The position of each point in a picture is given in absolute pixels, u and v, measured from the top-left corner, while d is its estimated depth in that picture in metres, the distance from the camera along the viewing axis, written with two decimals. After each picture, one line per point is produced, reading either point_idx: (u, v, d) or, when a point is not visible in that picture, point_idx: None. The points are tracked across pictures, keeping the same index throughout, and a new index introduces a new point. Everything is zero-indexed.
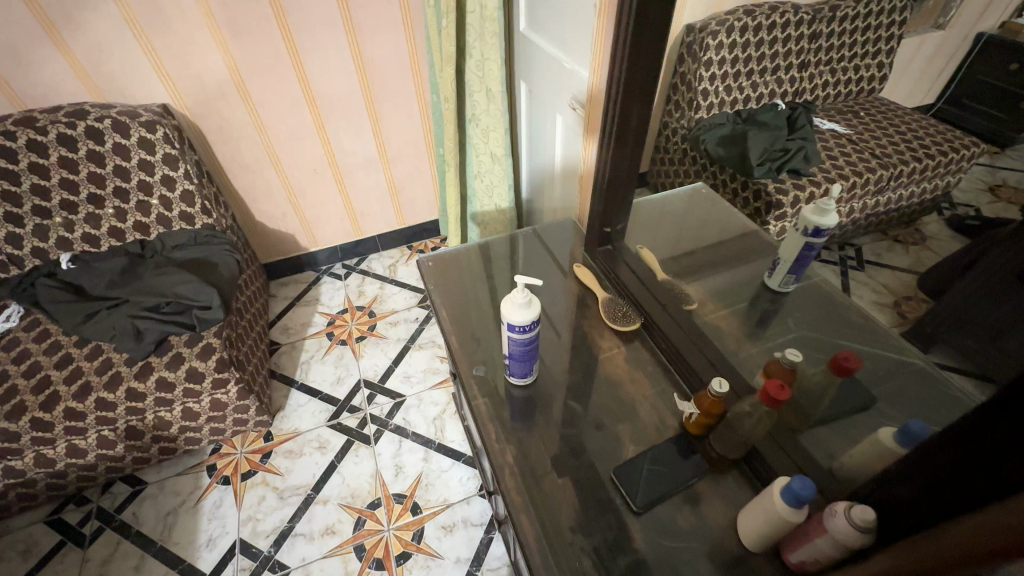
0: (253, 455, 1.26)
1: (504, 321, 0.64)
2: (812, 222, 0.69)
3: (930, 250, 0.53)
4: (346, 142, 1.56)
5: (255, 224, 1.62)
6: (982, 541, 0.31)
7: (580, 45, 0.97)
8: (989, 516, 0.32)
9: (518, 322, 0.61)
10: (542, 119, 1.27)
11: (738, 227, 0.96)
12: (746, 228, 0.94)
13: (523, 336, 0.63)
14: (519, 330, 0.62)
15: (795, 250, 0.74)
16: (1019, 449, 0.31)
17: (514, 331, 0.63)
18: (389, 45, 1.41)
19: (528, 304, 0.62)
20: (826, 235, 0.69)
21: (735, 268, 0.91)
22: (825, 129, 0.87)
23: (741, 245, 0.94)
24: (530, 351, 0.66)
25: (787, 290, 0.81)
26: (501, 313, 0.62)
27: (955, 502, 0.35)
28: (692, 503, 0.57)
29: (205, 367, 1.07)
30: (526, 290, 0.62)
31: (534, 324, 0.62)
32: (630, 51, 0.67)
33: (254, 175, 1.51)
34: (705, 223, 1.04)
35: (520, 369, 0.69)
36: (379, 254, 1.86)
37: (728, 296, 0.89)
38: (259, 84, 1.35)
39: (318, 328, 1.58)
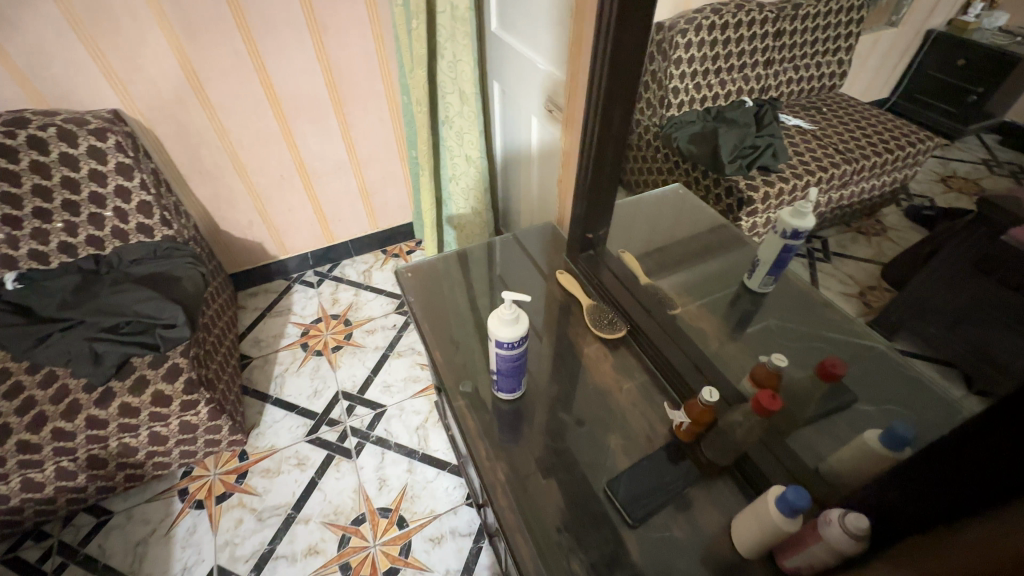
0: (227, 477, 1.21)
1: (491, 339, 0.62)
2: (790, 225, 0.70)
3: (890, 240, 0.56)
4: (314, 146, 1.50)
5: (219, 233, 1.55)
6: (980, 550, 0.31)
7: (555, 47, 0.95)
8: (983, 529, 0.32)
9: (506, 339, 0.60)
10: (518, 121, 1.25)
11: (710, 221, 1.02)
12: (717, 223, 1.00)
13: (512, 354, 0.62)
14: (509, 349, 0.61)
15: (774, 252, 0.75)
16: (1010, 452, 0.32)
17: (503, 350, 0.62)
18: (356, 45, 1.37)
19: (516, 320, 0.61)
20: (804, 238, 0.70)
21: (707, 262, 0.97)
22: (791, 125, 0.91)
23: (714, 238, 1.00)
24: (519, 367, 0.65)
25: (767, 291, 0.81)
26: (491, 333, 0.61)
27: (949, 506, 0.36)
28: (686, 512, 0.57)
29: (172, 390, 1.02)
30: (513, 306, 0.61)
31: (522, 340, 0.61)
32: (611, 58, 0.66)
33: (215, 182, 1.44)
34: (677, 221, 1.09)
35: (508, 385, 0.68)
36: (352, 260, 1.81)
37: (703, 288, 0.93)
38: (218, 86, 1.28)
39: (291, 339, 1.53)
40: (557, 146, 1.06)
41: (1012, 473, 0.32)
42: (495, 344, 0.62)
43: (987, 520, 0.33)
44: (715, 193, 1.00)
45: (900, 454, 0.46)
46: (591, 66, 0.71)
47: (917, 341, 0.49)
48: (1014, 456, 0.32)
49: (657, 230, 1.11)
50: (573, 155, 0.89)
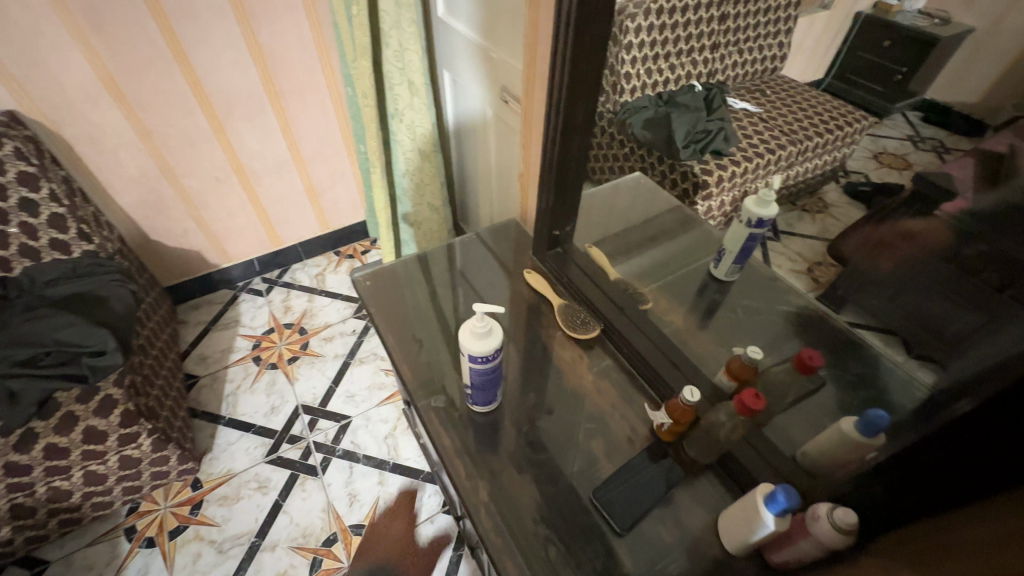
0: (180, 509, 1.12)
1: (463, 353, 0.59)
2: (755, 214, 0.77)
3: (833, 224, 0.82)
4: (252, 144, 1.39)
5: (150, 243, 1.41)
6: (965, 546, 0.32)
7: (509, 35, 0.90)
8: (971, 524, 0.33)
9: (479, 354, 0.57)
10: (472, 113, 1.20)
11: (665, 204, 1.16)
12: (671, 206, 1.15)
13: (488, 367, 0.60)
14: (483, 362, 0.58)
15: (740, 243, 0.84)
16: (988, 450, 0.32)
17: (477, 363, 0.59)
18: (290, 32, 1.26)
19: (490, 332, 0.58)
20: (767, 226, 0.77)
21: (677, 238, 1.06)
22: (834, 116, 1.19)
23: (672, 218, 1.13)
24: (495, 378, 0.62)
25: (733, 279, 0.90)
26: (465, 349, 0.58)
27: (927, 500, 0.36)
28: (673, 514, 0.56)
29: (107, 425, 0.93)
30: (485, 318, 0.59)
31: (496, 353, 0.58)
32: (573, 46, 0.62)
33: (143, 189, 1.31)
34: (633, 205, 1.12)
35: (485, 397, 0.65)
36: (303, 263, 1.71)
37: (671, 263, 0.97)
38: (137, 82, 1.15)
39: (242, 353, 1.43)
40: (517, 139, 1.02)
41: (991, 466, 0.32)
42: (469, 359, 0.59)
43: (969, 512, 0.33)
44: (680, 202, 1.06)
45: (875, 439, 0.48)
46: (551, 58, 0.67)
47: (869, 321, 0.65)
48: (988, 450, 0.33)
49: (616, 212, 1.09)
50: (536, 151, 0.85)
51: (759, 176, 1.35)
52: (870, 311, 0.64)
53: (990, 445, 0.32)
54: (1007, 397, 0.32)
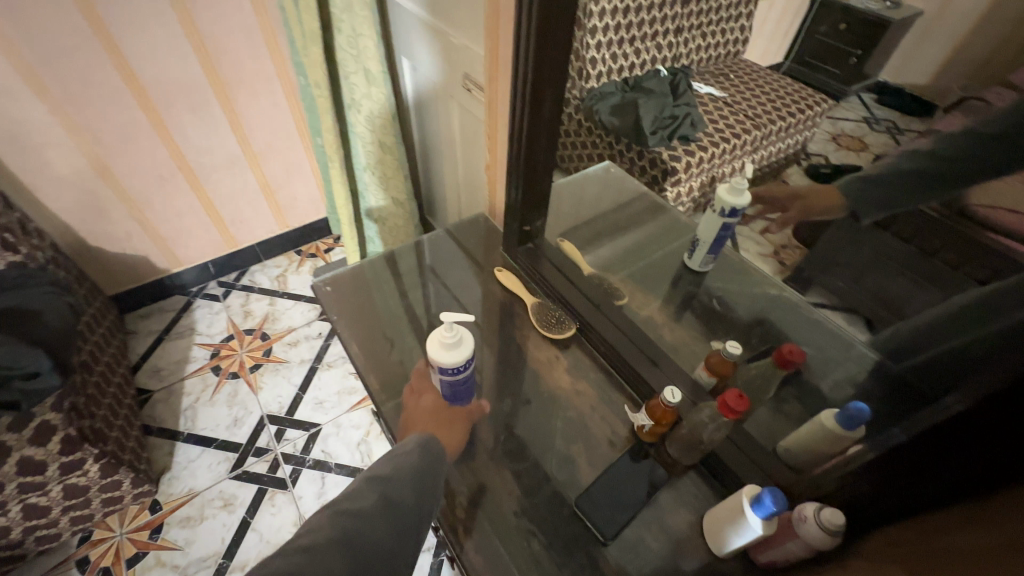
0: (138, 535, 1.04)
1: (432, 363, 0.58)
2: (728, 203, 0.77)
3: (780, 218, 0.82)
4: (198, 140, 1.29)
5: (89, 250, 1.30)
6: (938, 542, 0.31)
7: (466, 19, 0.85)
8: (943, 523, 0.32)
9: (450, 365, 0.56)
10: (435, 103, 1.15)
11: (633, 189, 1.14)
12: (639, 191, 1.14)
13: (457, 375, 0.58)
14: (453, 371, 0.57)
15: (713, 232, 0.84)
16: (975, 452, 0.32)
17: (447, 372, 0.57)
18: (232, 17, 1.17)
19: (460, 341, 0.56)
20: (740, 214, 0.77)
21: (644, 225, 1.05)
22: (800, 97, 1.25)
23: (640, 204, 1.12)
24: (467, 384, 0.61)
25: (706, 269, 0.92)
26: (434, 360, 0.56)
27: (915, 501, 0.36)
28: (658, 518, 0.55)
29: (47, 454, 0.85)
30: (455, 327, 0.57)
31: (467, 363, 0.57)
32: (538, 30, 0.58)
33: (77, 191, 1.20)
34: (600, 196, 1.09)
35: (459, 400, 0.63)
36: (263, 264, 1.62)
37: (635, 252, 0.98)
38: (60, 74, 1.04)
39: (199, 363, 1.34)
40: (482, 129, 0.97)
41: (982, 465, 0.31)
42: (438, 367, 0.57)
43: (952, 512, 0.32)
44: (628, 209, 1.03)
45: (856, 432, 0.48)
46: (515, 43, 0.63)
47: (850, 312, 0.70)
48: (979, 449, 0.32)
49: (584, 203, 1.06)
50: (503, 142, 0.81)
51: (724, 161, 1.36)
52: (844, 295, 0.71)
53: (984, 443, 0.32)
54: (1004, 398, 0.31)
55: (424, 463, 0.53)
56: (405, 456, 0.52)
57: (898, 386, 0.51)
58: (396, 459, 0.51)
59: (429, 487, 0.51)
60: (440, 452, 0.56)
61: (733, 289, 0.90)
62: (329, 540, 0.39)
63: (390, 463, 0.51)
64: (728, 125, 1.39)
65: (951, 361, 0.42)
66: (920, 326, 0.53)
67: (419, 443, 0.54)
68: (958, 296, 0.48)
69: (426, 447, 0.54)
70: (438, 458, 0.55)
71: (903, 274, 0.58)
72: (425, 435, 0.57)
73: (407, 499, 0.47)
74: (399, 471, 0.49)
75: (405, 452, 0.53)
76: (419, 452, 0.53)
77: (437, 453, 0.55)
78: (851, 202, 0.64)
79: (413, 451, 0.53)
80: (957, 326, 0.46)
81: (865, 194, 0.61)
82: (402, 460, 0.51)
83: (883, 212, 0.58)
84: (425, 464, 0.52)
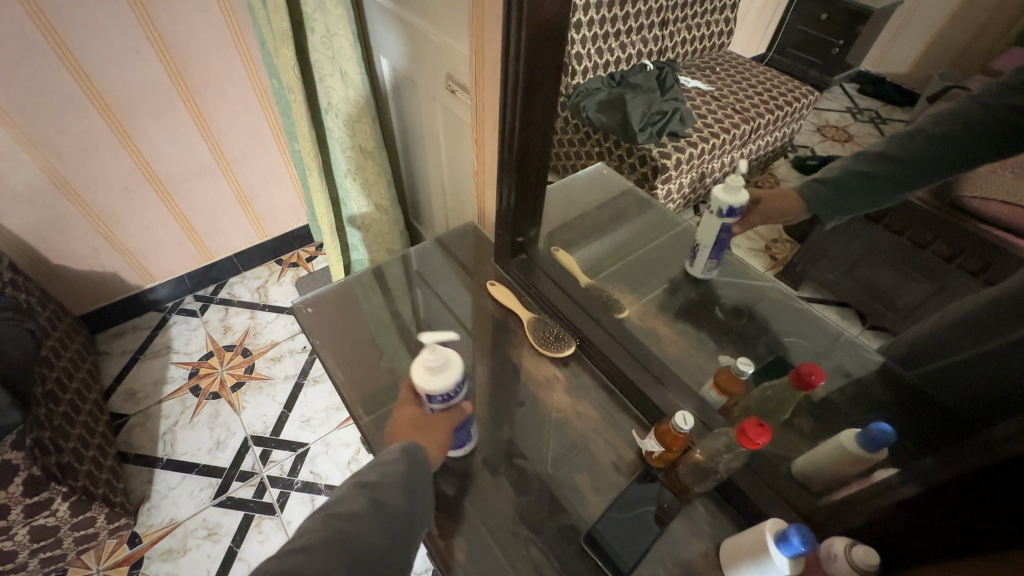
0: (117, 571, 0.99)
1: (420, 392, 0.54)
2: (725, 202, 0.77)
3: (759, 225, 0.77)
4: (165, 149, 1.22)
5: (52, 268, 1.23)
6: None
7: (448, 18, 0.80)
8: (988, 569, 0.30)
9: (438, 392, 0.52)
10: (417, 104, 1.09)
11: (620, 185, 1.12)
12: (626, 187, 1.12)
13: (451, 401, 0.55)
14: (445, 397, 0.53)
15: (713, 233, 0.83)
16: None
17: (441, 400, 0.54)
18: (197, 18, 1.09)
19: (446, 365, 0.53)
20: (737, 213, 0.77)
21: (632, 220, 1.04)
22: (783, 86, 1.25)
23: (627, 199, 1.10)
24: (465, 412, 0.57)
25: (709, 276, 0.89)
26: (423, 390, 0.53)
27: (958, 542, 0.34)
28: (671, 550, 0.51)
29: (9, 496, 0.79)
30: (441, 349, 0.53)
31: (457, 387, 0.54)
32: (528, 32, 0.54)
33: (36, 207, 1.12)
34: (585, 196, 1.05)
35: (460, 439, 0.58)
36: (242, 276, 1.55)
37: (626, 247, 0.97)
38: (10, 83, 0.97)
39: (177, 384, 1.28)
40: (468, 133, 0.93)
41: None
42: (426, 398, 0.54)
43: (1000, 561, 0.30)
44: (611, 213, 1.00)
45: (880, 456, 0.45)
46: (502, 46, 0.59)
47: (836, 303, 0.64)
48: None
49: (572, 205, 1.01)
50: (491, 149, 0.77)
51: (712, 158, 1.33)
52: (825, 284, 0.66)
53: None
54: None
55: (416, 468, 0.49)
56: (393, 462, 0.48)
57: (904, 393, 0.49)
58: (382, 467, 0.47)
59: (420, 494, 0.48)
60: (427, 459, 0.51)
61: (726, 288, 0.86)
62: (323, 543, 0.38)
63: (377, 471, 0.47)
64: (715, 121, 1.37)
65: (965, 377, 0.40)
66: (911, 331, 0.48)
67: (406, 449, 0.50)
68: (952, 303, 0.44)
69: (414, 452, 0.50)
70: (426, 464, 0.50)
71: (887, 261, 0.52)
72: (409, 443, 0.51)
73: (399, 505, 0.44)
74: (387, 481, 0.46)
75: (393, 459, 0.48)
76: (408, 459, 0.49)
77: (426, 464, 0.50)
78: (813, 205, 0.61)
79: (401, 457, 0.49)
80: None
81: (829, 194, 0.58)
82: (390, 465, 0.47)
83: (847, 213, 0.55)
84: (416, 470, 0.48)
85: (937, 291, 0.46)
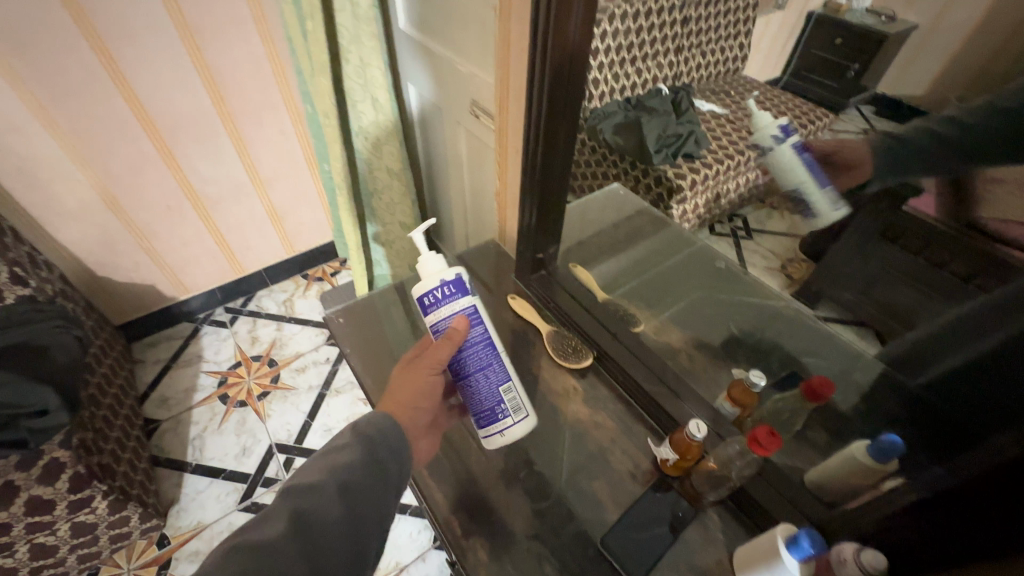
0: (146, 571, 1.03)
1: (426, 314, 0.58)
2: None
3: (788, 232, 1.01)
4: (205, 169, 1.30)
5: (97, 280, 1.30)
6: None
7: (474, 49, 0.86)
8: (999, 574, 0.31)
9: (435, 292, 0.56)
10: (441, 127, 1.15)
11: (634, 207, 1.15)
12: (640, 208, 1.15)
13: (443, 311, 0.56)
14: (432, 300, 0.56)
15: None
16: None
17: (432, 310, 0.56)
18: (240, 49, 1.18)
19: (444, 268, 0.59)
20: None
21: (647, 239, 1.08)
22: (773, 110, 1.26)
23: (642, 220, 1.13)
24: (470, 340, 0.56)
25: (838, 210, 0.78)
26: (420, 302, 0.58)
27: (976, 550, 0.34)
28: (686, 557, 0.53)
29: (54, 492, 0.84)
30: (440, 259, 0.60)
31: (458, 295, 0.56)
32: (553, 65, 0.59)
33: (86, 223, 1.20)
34: (602, 216, 1.07)
35: (493, 406, 0.56)
36: (270, 289, 1.62)
37: (641, 265, 1.01)
38: (71, 109, 1.05)
39: (207, 392, 1.33)
40: (491, 155, 0.98)
41: None
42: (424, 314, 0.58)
43: (1003, 566, 0.31)
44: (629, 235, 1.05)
45: (891, 466, 0.46)
46: (528, 77, 0.64)
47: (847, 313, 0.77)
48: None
49: (588, 224, 1.02)
50: (514, 170, 0.81)
51: (729, 177, 1.34)
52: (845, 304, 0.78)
53: None
54: None
55: (369, 458, 0.48)
56: (341, 451, 0.48)
57: (916, 408, 0.49)
58: (335, 456, 0.47)
59: (369, 488, 0.47)
60: (395, 429, 0.52)
61: (746, 307, 0.94)
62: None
63: (320, 467, 0.46)
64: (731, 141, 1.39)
65: (965, 388, 0.42)
66: (921, 331, 0.54)
67: (358, 429, 0.51)
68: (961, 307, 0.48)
69: (368, 431, 0.51)
70: (389, 444, 0.50)
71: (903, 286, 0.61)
72: (373, 416, 0.53)
73: (337, 512, 0.44)
74: (325, 479, 0.45)
75: (345, 447, 0.49)
76: (362, 446, 0.49)
77: (394, 433, 0.52)
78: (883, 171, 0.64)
79: (353, 447, 0.49)
80: (958, 351, 0.46)
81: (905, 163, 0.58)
82: (340, 457, 0.47)
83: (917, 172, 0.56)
84: (368, 463, 0.48)
85: (951, 304, 0.50)
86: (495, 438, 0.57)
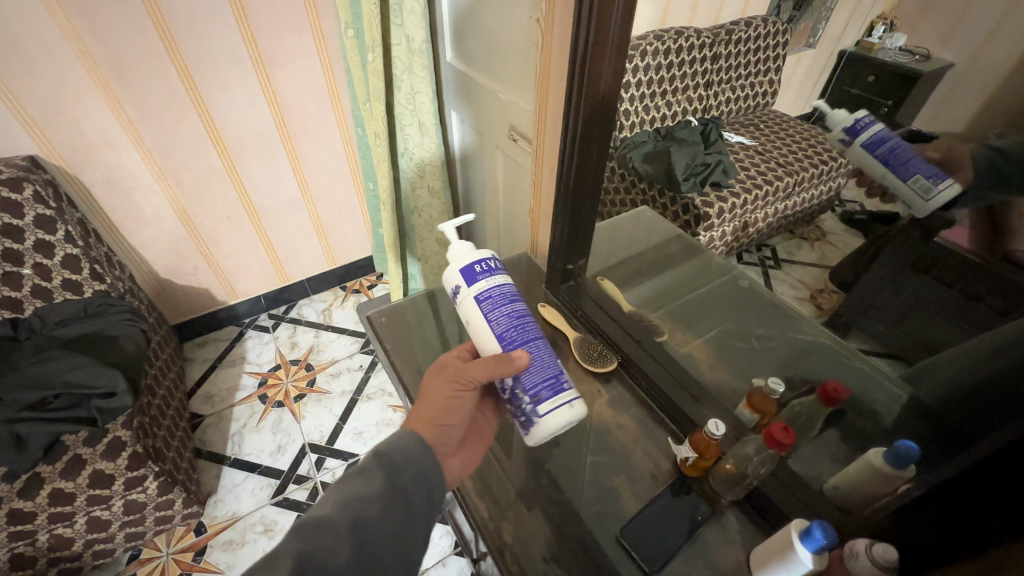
0: (182, 556, 1.08)
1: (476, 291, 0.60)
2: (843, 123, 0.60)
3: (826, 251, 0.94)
4: (264, 185, 1.42)
5: (159, 282, 1.42)
6: None
7: (514, 80, 0.94)
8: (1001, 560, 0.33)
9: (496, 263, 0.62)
10: (480, 152, 1.24)
11: (666, 233, 1.19)
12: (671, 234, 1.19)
13: (496, 279, 0.61)
14: (484, 268, 0.61)
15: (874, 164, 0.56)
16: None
17: (483, 275, 0.60)
18: (304, 79, 1.31)
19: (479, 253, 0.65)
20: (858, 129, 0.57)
21: (677, 264, 1.11)
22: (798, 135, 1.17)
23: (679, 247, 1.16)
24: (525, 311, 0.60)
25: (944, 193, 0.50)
26: (471, 271, 0.61)
27: (982, 535, 0.36)
28: (703, 554, 0.55)
29: (115, 467, 0.92)
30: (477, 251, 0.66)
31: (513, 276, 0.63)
32: (589, 93, 0.65)
33: (154, 229, 1.33)
34: (631, 240, 1.12)
35: (558, 374, 0.57)
36: (310, 299, 1.72)
37: (668, 292, 1.02)
38: (155, 127, 1.18)
39: (248, 392, 1.41)
40: (526, 176, 1.05)
41: None
42: (471, 283, 0.60)
43: (1010, 555, 0.33)
44: (653, 260, 1.10)
45: (905, 472, 0.47)
46: (566, 106, 0.70)
47: (871, 339, 0.69)
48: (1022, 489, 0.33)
49: (614, 245, 1.07)
50: (547, 189, 0.87)
51: (759, 207, 1.38)
52: (871, 334, 0.69)
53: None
54: None
55: (386, 492, 0.49)
56: (362, 480, 0.49)
57: (928, 417, 0.51)
58: (353, 486, 0.49)
59: (382, 526, 0.48)
60: (420, 455, 0.52)
61: (772, 331, 0.91)
62: None
63: (336, 499, 0.48)
64: None
65: (971, 392, 0.44)
66: (949, 372, 0.51)
67: (380, 456, 0.51)
68: (989, 332, 0.46)
69: (391, 457, 0.51)
70: (412, 470, 0.51)
71: (938, 312, 0.54)
72: (400, 440, 0.53)
73: (343, 555, 0.44)
74: (335, 515, 0.46)
75: (363, 476, 0.50)
76: (382, 478, 0.50)
77: (420, 455, 0.52)
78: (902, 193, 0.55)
79: (373, 479, 0.49)
80: (965, 359, 0.48)
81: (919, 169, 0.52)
82: (356, 490, 0.48)
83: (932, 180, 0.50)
84: (382, 499, 0.49)
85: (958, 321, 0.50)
86: (566, 409, 0.55)
